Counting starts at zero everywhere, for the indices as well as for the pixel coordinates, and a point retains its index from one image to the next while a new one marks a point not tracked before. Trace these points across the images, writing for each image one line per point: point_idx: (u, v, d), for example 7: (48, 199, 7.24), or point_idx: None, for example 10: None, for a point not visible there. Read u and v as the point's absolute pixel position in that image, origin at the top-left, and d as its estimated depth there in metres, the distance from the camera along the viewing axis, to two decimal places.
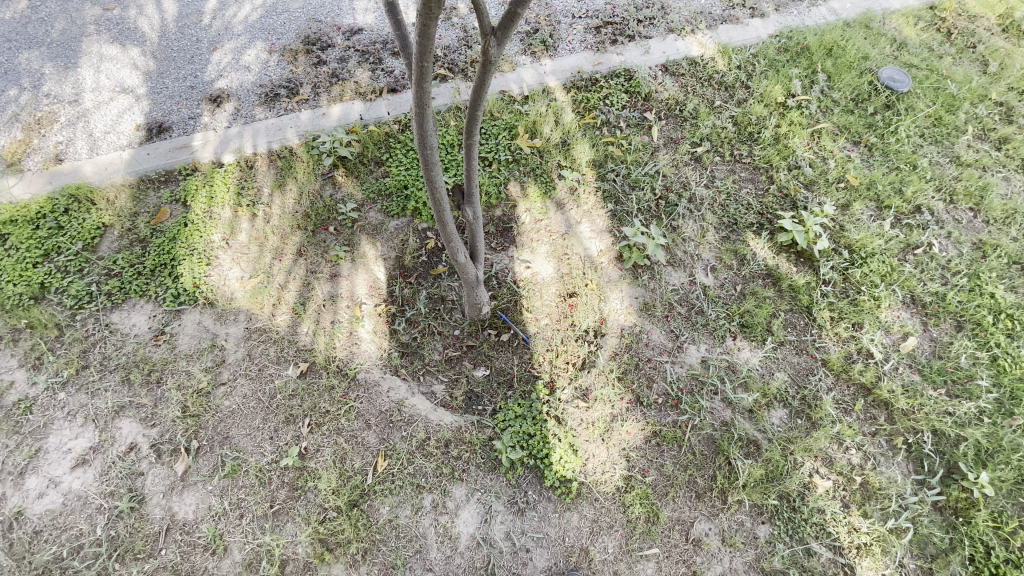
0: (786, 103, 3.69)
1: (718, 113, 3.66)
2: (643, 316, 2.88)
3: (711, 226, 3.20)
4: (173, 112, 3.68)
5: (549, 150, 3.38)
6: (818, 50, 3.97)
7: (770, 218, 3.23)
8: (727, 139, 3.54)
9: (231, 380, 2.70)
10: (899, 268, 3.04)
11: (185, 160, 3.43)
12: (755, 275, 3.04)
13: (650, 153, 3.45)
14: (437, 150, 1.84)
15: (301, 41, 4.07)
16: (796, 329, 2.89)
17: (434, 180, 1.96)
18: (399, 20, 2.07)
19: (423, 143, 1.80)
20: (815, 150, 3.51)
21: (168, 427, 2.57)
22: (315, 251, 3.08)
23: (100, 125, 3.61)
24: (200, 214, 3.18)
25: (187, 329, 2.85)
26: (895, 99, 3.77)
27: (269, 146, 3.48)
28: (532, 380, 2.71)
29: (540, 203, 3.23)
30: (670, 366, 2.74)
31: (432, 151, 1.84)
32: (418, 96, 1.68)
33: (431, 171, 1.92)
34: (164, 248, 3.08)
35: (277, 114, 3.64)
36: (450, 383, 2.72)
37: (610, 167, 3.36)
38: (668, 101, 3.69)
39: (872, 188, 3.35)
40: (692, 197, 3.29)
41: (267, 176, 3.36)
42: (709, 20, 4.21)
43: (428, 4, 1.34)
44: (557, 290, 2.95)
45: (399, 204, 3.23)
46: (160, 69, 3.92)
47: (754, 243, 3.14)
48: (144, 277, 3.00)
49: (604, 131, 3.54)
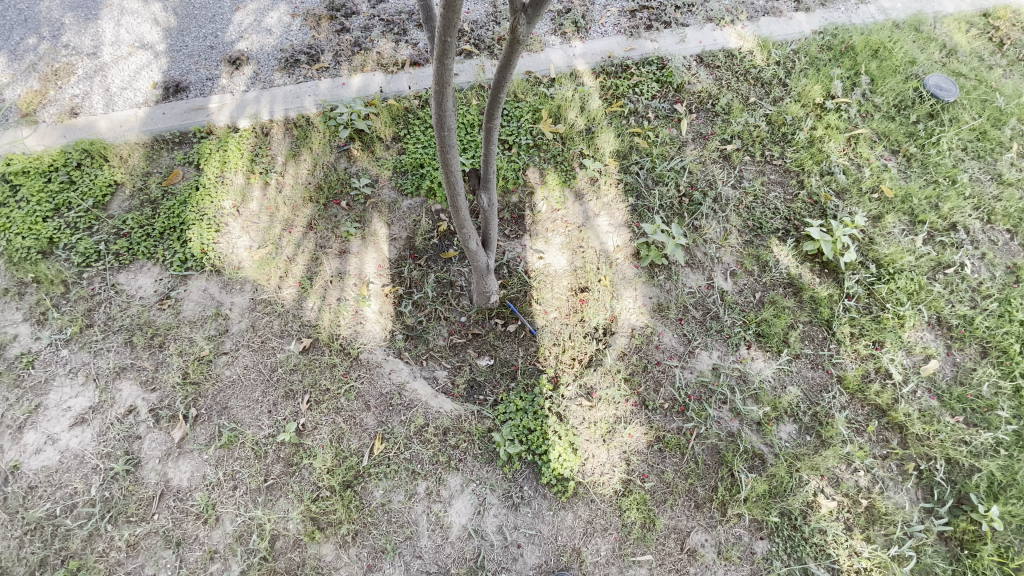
0: (825, 105, 3.51)
1: (752, 110, 3.50)
2: (656, 317, 2.80)
3: (735, 228, 3.08)
4: (191, 72, 3.60)
5: (572, 137, 3.27)
6: (863, 50, 3.77)
7: (797, 224, 3.10)
8: (759, 138, 3.39)
9: (233, 350, 2.67)
10: (928, 287, 2.91)
11: (200, 122, 3.36)
12: (776, 284, 2.93)
13: (677, 148, 3.31)
14: (455, 132, 1.75)
15: (325, 6, 3.95)
16: (813, 343, 2.79)
17: (450, 163, 1.88)
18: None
19: (441, 123, 1.71)
20: (850, 156, 3.35)
21: (168, 393, 2.56)
22: (326, 225, 3.02)
23: (118, 80, 3.55)
24: (213, 178, 3.13)
25: (193, 295, 2.82)
26: (940, 108, 3.57)
27: (286, 113, 3.39)
28: (536, 373, 2.65)
29: (558, 192, 3.13)
30: (679, 370, 2.66)
31: (450, 133, 1.75)
32: (439, 73, 1.58)
33: (447, 153, 1.83)
34: (175, 211, 3.04)
35: (296, 81, 3.55)
36: (453, 370, 2.67)
37: (634, 159, 3.24)
38: (700, 94, 3.54)
39: (907, 202, 3.19)
40: (717, 197, 3.16)
41: (281, 144, 3.29)
42: (751, 11, 4.01)
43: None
44: (569, 284, 2.87)
45: (414, 183, 3.15)
46: (180, 26, 3.83)
47: (777, 249, 3.02)
48: (152, 239, 2.97)
49: (631, 121, 3.40)
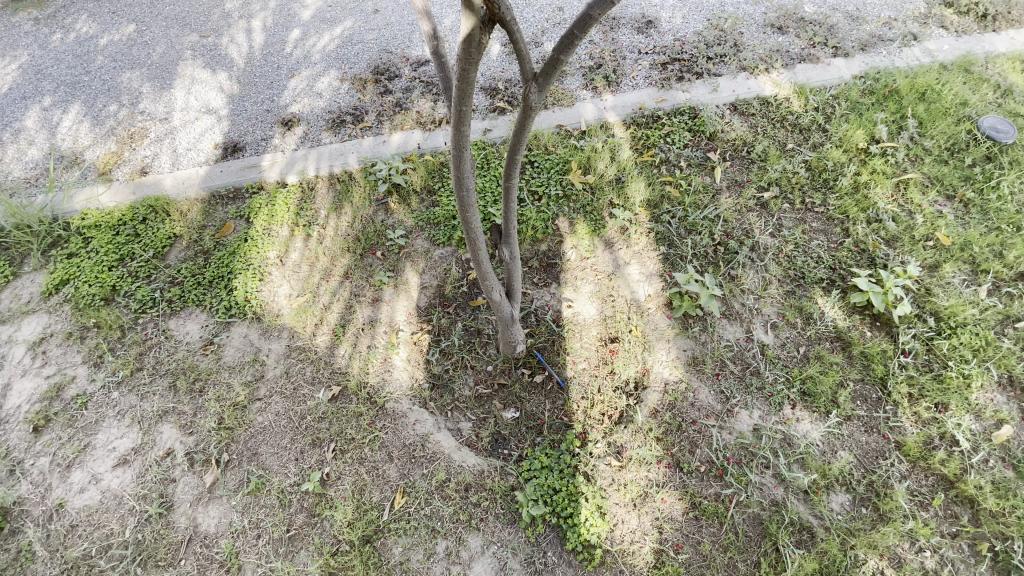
0: (869, 149, 3.39)
1: (791, 156, 3.42)
2: (691, 371, 2.67)
3: (775, 277, 2.94)
4: (249, 133, 3.93)
5: (602, 187, 3.27)
6: (909, 93, 3.64)
7: (843, 274, 2.93)
8: (798, 184, 3.29)
9: (267, 396, 2.75)
10: (995, 343, 2.65)
11: (252, 179, 3.63)
12: (822, 338, 2.75)
13: (711, 196, 3.24)
14: (474, 192, 1.79)
15: (371, 71, 4.24)
16: (866, 403, 2.57)
17: (470, 221, 1.93)
18: (444, 62, 2.07)
19: (460, 185, 1.76)
20: (900, 203, 3.19)
21: (203, 437, 2.64)
22: (361, 274, 3.11)
23: (184, 142, 3.92)
24: (260, 231, 3.34)
25: (233, 341, 2.95)
26: (998, 151, 3.37)
27: (330, 169, 3.60)
28: (563, 428, 2.58)
29: (587, 241, 3.11)
30: (717, 431, 2.50)
31: (469, 194, 1.80)
32: (457, 137, 1.64)
33: (466, 213, 1.88)
34: (224, 260, 3.24)
35: (341, 139, 3.78)
36: (478, 422, 2.63)
37: (666, 208, 3.19)
38: (734, 142, 3.49)
39: (967, 250, 2.97)
40: (755, 245, 3.04)
41: (325, 198, 3.47)
42: (786, 59, 3.99)
43: (468, 50, 1.30)
44: (598, 334, 2.81)
45: (446, 233, 3.22)
46: (242, 92, 4.21)
47: (822, 300, 2.85)
48: (202, 287, 3.16)
49: (662, 170, 3.38)
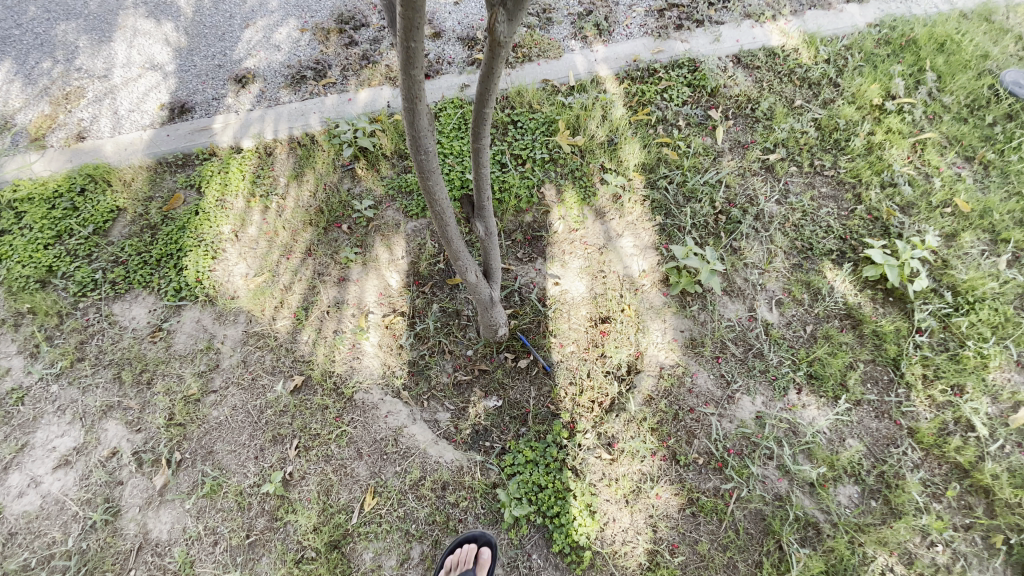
0: (884, 106, 3.08)
1: (799, 114, 3.10)
2: (689, 354, 2.43)
3: (781, 249, 2.68)
4: (198, 91, 3.50)
5: (592, 149, 2.93)
6: (928, 43, 3.31)
7: (854, 245, 2.68)
8: (807, 145, 2.99)
9: (222, 388, 2.49)
10: (1016, 319, 2.44)
11: (203, 143, 3.25)
12: (832, 315, 2.51)
13: (712, 158, 2.93)
14: (434, 155, 1.49)
15: (335, 20, 3.78)
16: (877, 386, 2.37)
17: (432, 189, 1.63)
18: None
19: (416, 145, 1.45)
20: (917, 165, 2.91)
21: (153, 435, 2.40)
22: (325, 250, 2.78)
23: (126, 103, 3.50)
24: (213, 202, 3.00)
25: (185, 327, 2.67)
26: (1021, 108, 3.09)
27: (290, 132, 3.21)
28: (549, 418, 2.37)
29: (576, 211, 2.81)
30: (716, 419, 2.28)
31: (428, 157, 1.50)
32: (409, 85, 1.32)
33: (427, 180, 1.58)
34: (172, 236, 2.91)
35: (302, 98, 3.37)
36: (457, 413, 2.40)
37: (663, 173, 2.86)
38: (738, 98, 3.16)
39: (987, 217, 2.73)
40: (759, 213, 2.77)
41: (285, 164, 3.11)
42: (795, 4, 3.60)
43: None
44: (588, 314, 2.57)
45: (420, 204, 2.88)
46: (190, 45, 3.75)
47: (832, 274, 2.60)
48: (149, 267, 2.85)
49: (659, 130, 3.04)
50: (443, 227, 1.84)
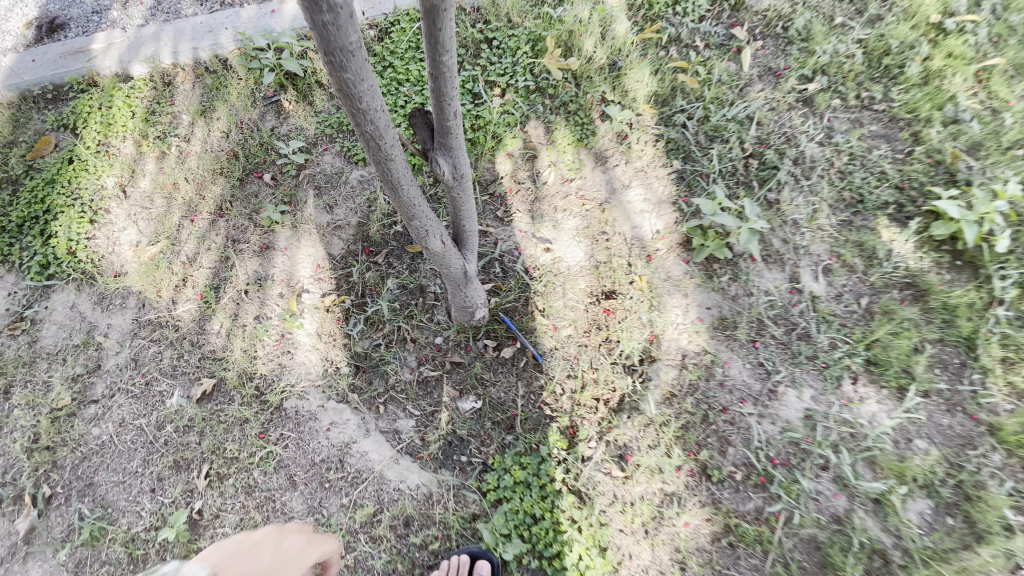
0: (945, 24, 2.45)
1: (841, 34, 2.49)
2: (718, 338, 1.91)
3: (828, 202, 2.13)
4: (74, 3, 2.67)
5: (589, 76, 2.27)
6: None
7: (914, 196, 2.16)
8: (852, 73, 2.41)
9: (105, 398, 1.86)
10: None
11: (79, 71, 2.46)
12: (890, 285, 2.02)
13: (739, 89, 2.33)
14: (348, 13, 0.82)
15: None
16: (947, 372, 1.91)
17: (355, 89, 0.95)
18: None
19: None
20: (982, 97, 2.38)
21: (13, 462, 1.78)
22: (242, 209, 2.10)
23: None
24: (93, 147, 2.26)
25: (55, 315, 1.99)
26: None
27: (194, 55, 2.44)
28: (543, 424, 1.84)
29: (571, 155, 2.18)
30: (756, 421, 1.79)
31: (338, 15, 0.81)
32: None
33: (341, 69, 0.90)
34: (37, 194, 2.17)
35: (211, 11, 2.58)
36: (422, 420, 1.84)
37: (680, 105, 2.23)
38: (767, 13, 2.52)
39: None
40: (800, 156, 2.21)
41: (189, 97, 2.37)
42: None
43: None
44: (587, 288, 2.02)
45: None
46: None
47: (889, 234, 2.10)
48: (7, 235, 2.12)
49: (672, 52, 2.41)
50: (384, 161, 1.18)
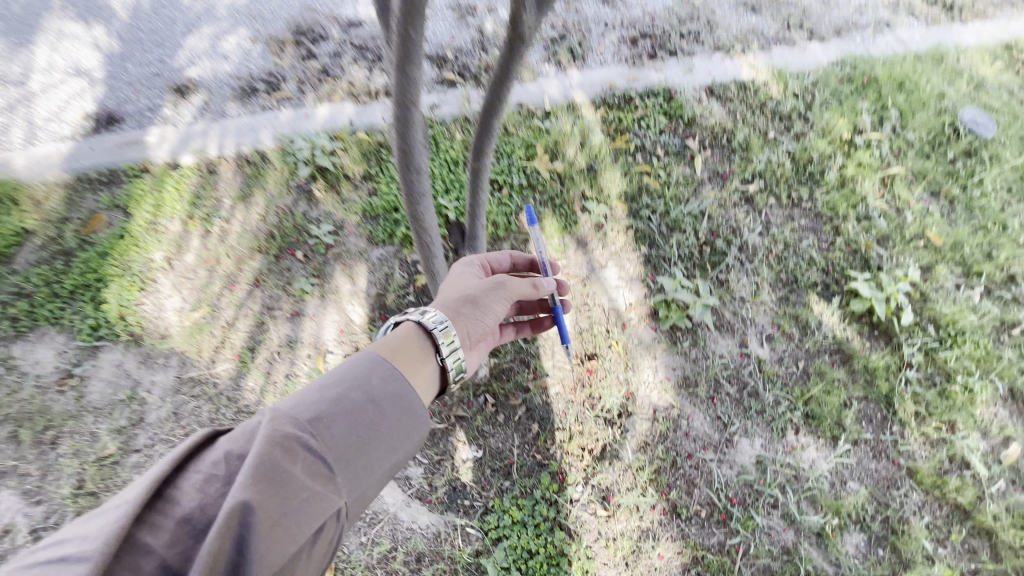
0: (853, 142, 3.05)
1: (773, 147, 3.03)
2: (683, 395, 2.29)
3: (767, 282, 2.59)
4: (129, 101, 3.09)
5: (571, 176, 2.76)
6: (887, 82, 3.31)
7: (838, 278, 2.62)
8: (783, 178, 2.92)
9: (148, 447, 2.17)
10: (997, 353, 2.43)
11: (133, 159, 2.83)
12: (822, 351, 2.42)
13: (693, 189, 2.82)
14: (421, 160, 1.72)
15: (290, 31, 3.34)
16: (873, 424, 2.27)
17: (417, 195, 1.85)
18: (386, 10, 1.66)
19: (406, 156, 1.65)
20: (887, 199, 2.89)
21: (55, 508, 2.06)
22: (277, 281, 2.46)
23: (44, 113, 3.10)
24: (144, 225, 2.59)
25: (102, 373, 2.29)
26: (975, 147, 3.18)
27: (237, 149, 2.81)
28: (536, 470, 2.15)
29: (557, 240, 2.61)
30: (716, 466, 2.14)
31: (415, 149, 1.67)
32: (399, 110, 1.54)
33: (413, 176, 1.77)
34: (90, 264, 2.48)
35: (252, 112, 2.99)
36: (430, 468, 2.15)
37: (645, 202, 2.74)
38: (713, 129, 3.04)
39: (958, 251, 2.74)
40: (743, 245, 2.68)
41: (231, 185, 2.70)
42: (763, 41, 3.48)
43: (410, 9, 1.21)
44: (572, 350, 2.37)
45: (387, 229, 2.60)
46: (123, 51, 3.33)
47: (819, 308, 2.52)
48: (59, 300, 2.41)
49: (638, 159, 2.89)
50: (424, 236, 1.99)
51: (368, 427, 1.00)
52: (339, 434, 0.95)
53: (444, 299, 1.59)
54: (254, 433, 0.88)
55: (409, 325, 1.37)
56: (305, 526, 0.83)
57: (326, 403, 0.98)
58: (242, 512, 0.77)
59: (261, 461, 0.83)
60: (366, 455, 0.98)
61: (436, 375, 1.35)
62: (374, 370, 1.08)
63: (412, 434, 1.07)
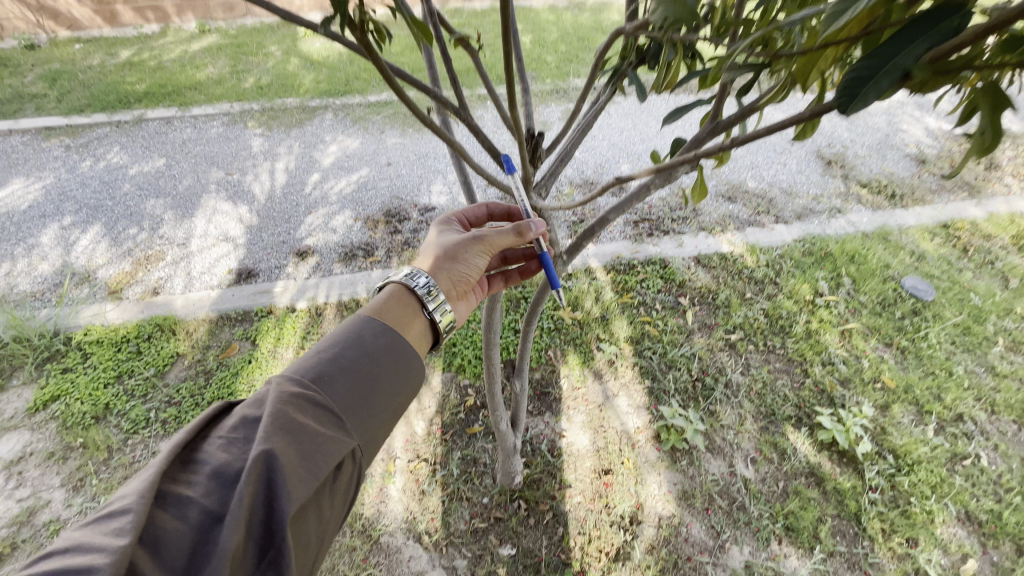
0: (815, 301, 3.84)
1: (750, 304, 3.83)
2: (683, 506, 2.80)
3: (750, 413, 3.21)
4: (263, 260, 4.22)
5: (589, 323, 3.61)
6: (841, 255, 4.17)
7: (808, 412, 3.21)
8: (759, 329, 3.66)
9: None
10: (948, 479, 2.92)
11: (263, 303, 3.81)
12: (798, 473, 2.94)
13: (686, 336, 3.60)
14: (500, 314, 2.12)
15: (383, 213, 4.59)
16: (845, 538, 2.71)
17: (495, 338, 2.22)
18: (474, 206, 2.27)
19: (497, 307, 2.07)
20: (848, 348, 3.57)
21: None
22: None
23: (198, 266, 4.21)
24: (267, 351, 3.47)
25: None
26: (922, 306, 3.85)
27: (340, 297, 3.81)
28: (561, 567, 2.61)
29: (578, 371, 3.38)
30: (711, 568, 2.59)
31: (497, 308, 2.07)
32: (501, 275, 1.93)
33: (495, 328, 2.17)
34: (226, 380, 3.32)
35: (351, 271, 4.05)
36: (474, 559, 2.64)
37: (647, 345, 3.51)
38: (701, 289, 3.91)
39: (910, 392, 3.32)
40: (728, 382, 3.36)
41: (332, 323, 3.63)
42: (738, 223, 4.53)
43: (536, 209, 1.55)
44: (592, 465, 2.96)
45: (446, 359, 3.42)
46: (260, 224, 4.58)
47: (793, 436, 3.09)
48: (200, 407, 3.21)
49: (641, 310, 3.74)
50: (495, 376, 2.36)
51: (366, 379, 1.22)
52: (338, 391, 1.16)
53: (424, 255, 1.68)
54: (264, 399, 1.08)
55: (393, 288, 1.52)
56: (324, 460, 1.03)
57: (325, 366, 1.19)
58: (268, 456, 0.95)
59: (276, 415, 1.02)
60: (366, 403, 1.19)
61: (426, 327, 1.53)
62: (368, 336, 1.29)
63: (409, 383, 1.32)
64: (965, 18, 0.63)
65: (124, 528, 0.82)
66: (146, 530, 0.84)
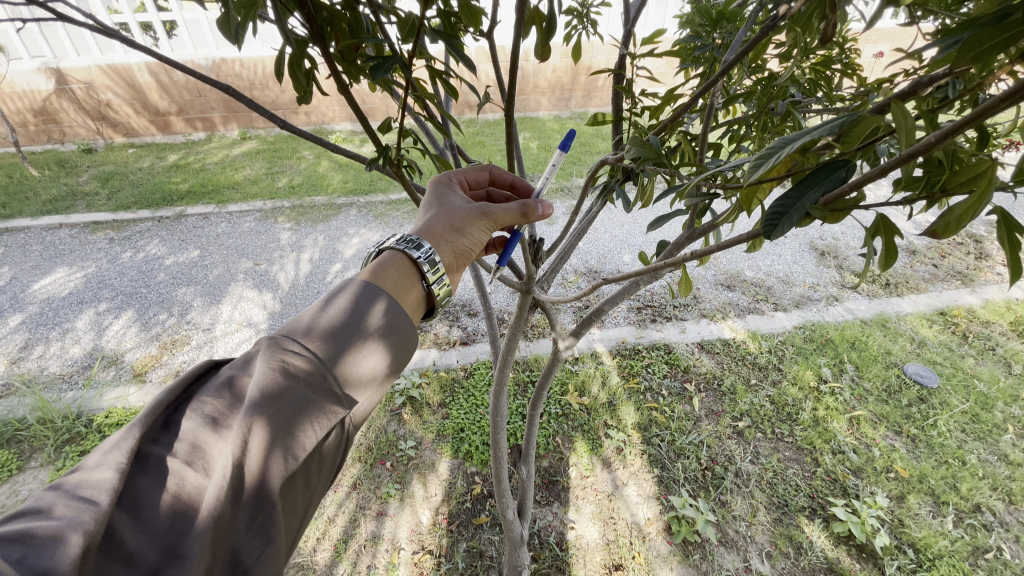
0: (820, 387, 3.88)
1: (755, 390, 3.87)
2: None
3: (762, 504, 3.15)
4: None
5: (596, 408, 3.68)
6: (841, 342, 4.27)
7: (822, 503, 3.15)
8: (766, 416, 3.68)
9: None
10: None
11: None
12: (817, 569, 2.84)
13: (693, 422, 3.63)
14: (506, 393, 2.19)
15: None
16: None
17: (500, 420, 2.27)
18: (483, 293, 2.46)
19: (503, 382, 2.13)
20: (857, 436, 3.55)
21: None
22: (369, 485, 3.25)
23: (221, 350, 4.41)
24: None
25: None
26: (927, 393, 3.87)
27: None
28: None
29: (586, 459, 3.38)
30: None
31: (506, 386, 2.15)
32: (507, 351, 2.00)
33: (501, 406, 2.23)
34: None
35: None
36: None
37: (655, 431, 3.54)
38: (705, 375, 3.99)
39: (925, 482, 3.26)
40: (738, 471, 3.33)
41: None
42: (738, 310, 4.71)
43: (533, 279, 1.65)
44: (602, 560, 2.88)
45: (454, 445, 3.46)
46: (282, 311, 4.85)
47: (808, 528, 3.02)
48: None
49: (647, 395, 3.81)
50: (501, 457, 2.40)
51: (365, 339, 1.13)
52: (334, 352, 1.08)
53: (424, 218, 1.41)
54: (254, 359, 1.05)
55: (393, 252, 1.30)
56: (311, 429, 1.01)
57: (320, 324, 1.11)
58: (255, 423, 0.94)
59: (262, 382, 0.98)
60: (363, 366, 1.12)
61: (422, 298, 1.32)
62: (374, 294, 1.19)
63: (412, 347, 1.23)
64: (849, 171, 0.84)
65: (101, 492, 0.81)
66: (122, 494, 0.84)
